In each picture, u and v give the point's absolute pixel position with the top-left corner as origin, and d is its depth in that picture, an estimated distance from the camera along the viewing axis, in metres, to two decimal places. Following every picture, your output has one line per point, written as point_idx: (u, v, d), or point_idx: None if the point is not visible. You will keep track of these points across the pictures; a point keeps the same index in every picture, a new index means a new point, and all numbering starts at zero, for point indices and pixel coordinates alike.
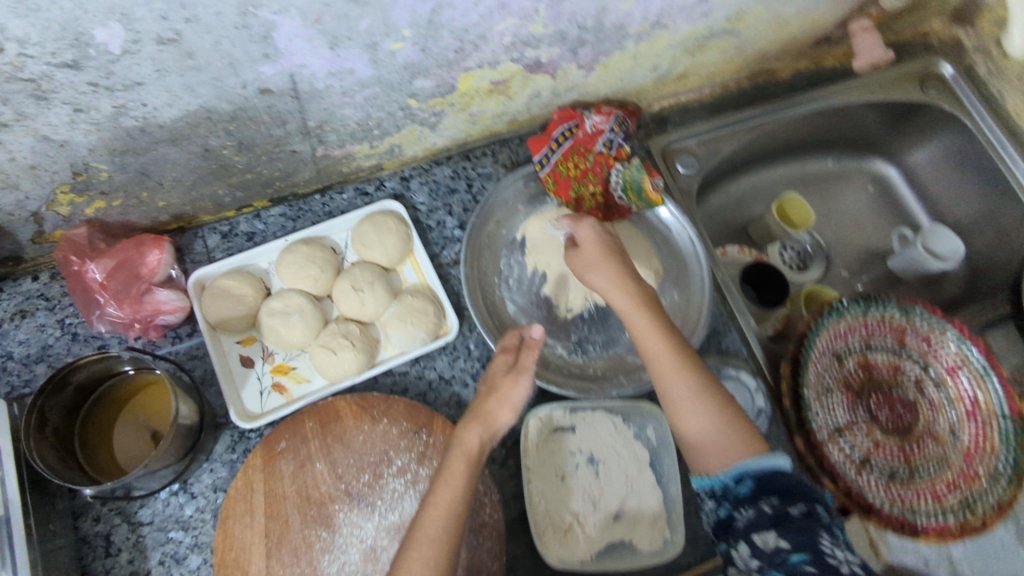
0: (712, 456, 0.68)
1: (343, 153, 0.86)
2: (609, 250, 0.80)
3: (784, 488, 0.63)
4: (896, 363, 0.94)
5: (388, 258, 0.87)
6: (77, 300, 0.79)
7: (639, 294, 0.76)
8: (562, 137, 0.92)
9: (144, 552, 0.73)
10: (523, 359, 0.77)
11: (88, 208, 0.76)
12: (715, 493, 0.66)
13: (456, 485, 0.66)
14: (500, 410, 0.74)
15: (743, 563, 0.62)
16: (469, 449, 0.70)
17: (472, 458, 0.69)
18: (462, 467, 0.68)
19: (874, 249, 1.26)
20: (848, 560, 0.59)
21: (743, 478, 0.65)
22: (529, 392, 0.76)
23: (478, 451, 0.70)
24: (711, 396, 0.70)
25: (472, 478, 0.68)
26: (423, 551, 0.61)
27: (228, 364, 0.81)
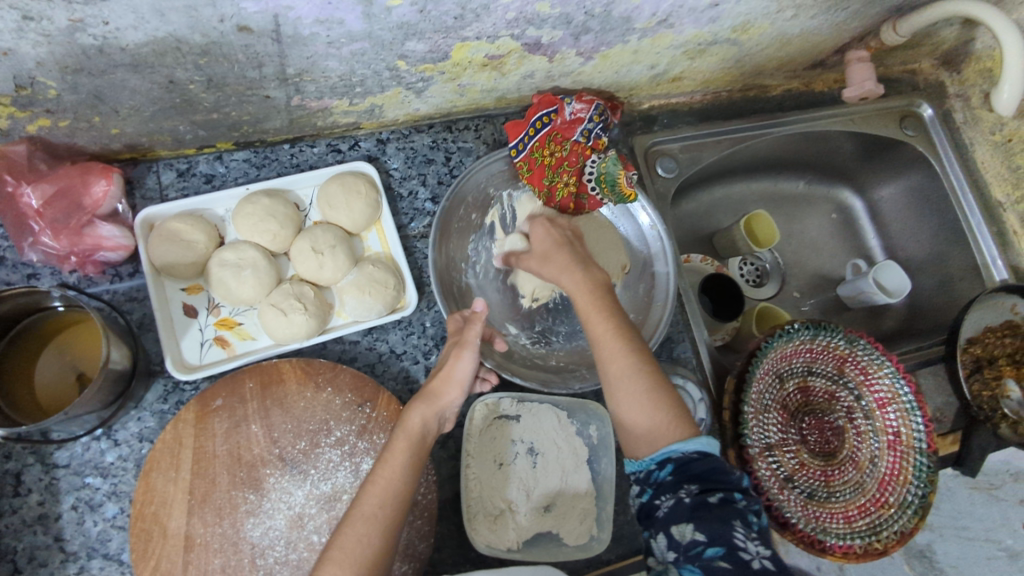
0: (641, 438, 0.66)
1: (320, 105, 0.81)
2: (558, 242, 0.79)
3: (703, 471, 0.61)
4: (832, 389, 0.95)
5: (353, 223, 0.83)
6: (8, 224, 0.73)
7: (584, 280, 0.74)
8: (539, 123, 0.87)
9: (57, 495, 0.69)
10: (465, 331, 0.75)
11: (30, 125, 0.69)
12: (641, 478, 0.65)
13: (398, 469, 0.64)
14: (448, 391, 0.71)
15: (661, 554, 0.61)
16: (414, 432, 0.68)
17: (415, 441, 0.67)
18: (405, 450, 0.66)
19: (827, 274, 1.30)
20: (759, 553, 0.57)
21: (665, 462, 0.63)
22: (475, 365, 0.73)
23: (423, 434, 0.68)
24: (646, 378, 0.67)
25: (416, 462, 0.66)
26: (356, 530, 0.60)
27: (169, 311, 0.76)
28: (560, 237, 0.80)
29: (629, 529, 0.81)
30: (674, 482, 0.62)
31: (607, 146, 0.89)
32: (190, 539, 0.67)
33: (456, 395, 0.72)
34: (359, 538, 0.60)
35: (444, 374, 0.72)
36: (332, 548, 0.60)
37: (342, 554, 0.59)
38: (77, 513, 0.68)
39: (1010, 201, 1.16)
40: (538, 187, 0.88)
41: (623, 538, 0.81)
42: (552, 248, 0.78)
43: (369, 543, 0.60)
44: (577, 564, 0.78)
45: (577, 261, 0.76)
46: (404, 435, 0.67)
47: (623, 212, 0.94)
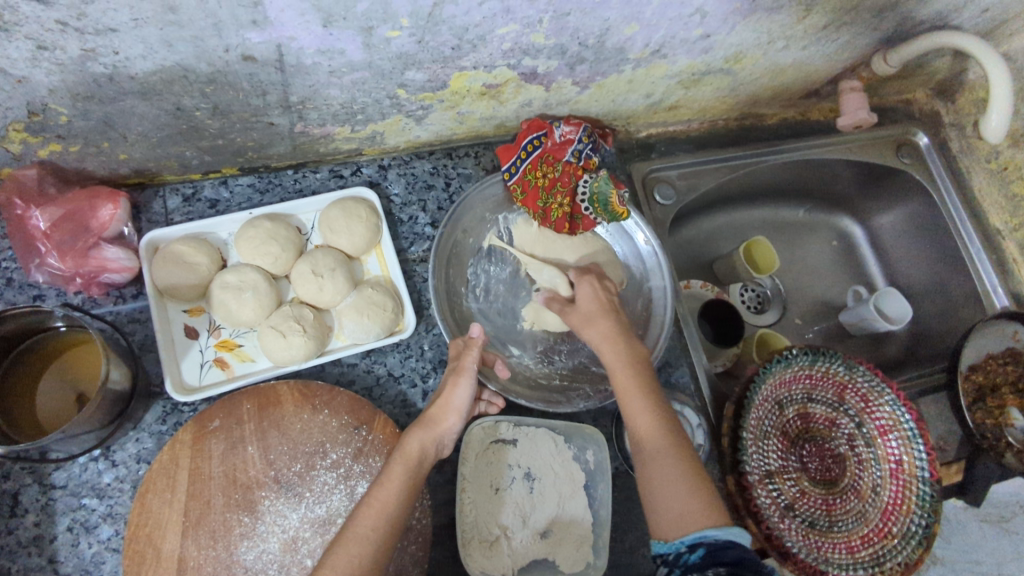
0: (673, 523, 0.63)
1: (322, 132, 0.84)
2: (604, 308, 0.80)
3: (736, 559, 0.58)
4: (833, 417, 0.94)
5: (354, 247, 0.84)
6: (16, 246, 0.74)
7: (629, 353, 0.75)
8: (530, 146, 0.90)
9: (52, 517, 0.68)
10: (463, 358, 0.75)
11: (41, 149, 0.71)
12: (669, 560, 0.61)
13: (392, 493, 0.64)
14: (445, 420, 0.71)
15: None
16: (412, 456, 0.67)
17: (412, 465, 0.67)
18: (401, 473, 0.66)
19: (829, 302, 1.30)
20: None
21: (696, 545, 0.60)
22: (471, 393, 0.73)
23: (421, 460, 0.68)
24: (685, 463, 0.66)
25: (412, 486, 0.66)
26: (348, 550, 0.59)
27: (171, 332, 0.77)
28: (604, 301, 0.81)
29: (628, 557, 0.80)
30: (701, 564, 0.58)
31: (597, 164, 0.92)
32: (183, 561, 0.66)
33: (454, 420, 0.72)
34: (351, 558, 0.59)
35: (443, 402, 0.72)
36: (322, 570, 0.59)
37: (331, 572, 0.58)
38: (72, 535, 0.68)
39: (1008, 228, 1.16)
40: (533, 209, 0.90)
41: (622, 566, 0.79)
42: (598, 318, 0.79)
43: (359, 565, 0.59)
44: None
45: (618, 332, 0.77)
46: (401, 458, 0.66)
47: (619, 229, 0.96)
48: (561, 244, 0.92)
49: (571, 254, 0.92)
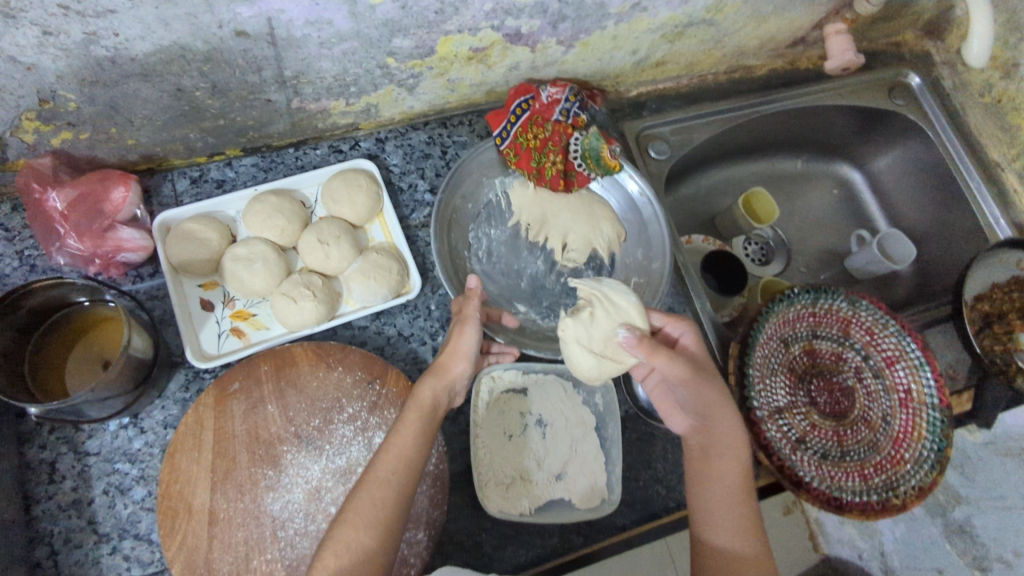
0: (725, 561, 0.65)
1: (319, 107, 0.87)
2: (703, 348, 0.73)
3: None
4: (840, 351, 0.96)
5: (356, 215, 0.87)
6: (36, 230, 0.78)
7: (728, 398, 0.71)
8: (519, 110, 0.91)
9: (89, 481, 0.72)
10: (464, 308, 0.77)
11: (54, 138, 0.75)
12: None
13: (411, 437, 0.67)
14: (450, 368, 0.73)
15: None
16: (430, 402, 0.70)
17: (427, 413, 0.70)
18: (417, 420, 0.68)
19: (833, 250, 1.30)
20: None
21: None
22: (477, 337, 0.75)
23: (435, 405, 0.71)
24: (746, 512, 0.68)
25: (428, 429, 0.68)
26: (372, 492, 0.62)
27: (188, 305, 0.81)
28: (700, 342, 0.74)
29: (642, 494, 0.82)
30: None
31: (585, 122, 0.94)
32: (214, 514, 0.69)
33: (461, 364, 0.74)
34: (374, 500, 0.62)
35: (449, 355, 0.74)
36: (347, 515, 0.61)
37: (357, 516, 0.61)
38: (108, 497, 0.72)
39: (1006, 160, 1.16)
40: (527, 169, 0.92)
41: (637, 503, 0.82)
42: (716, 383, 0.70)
43: (385, 505, 0.62)
44: (590, 529, 0.79)
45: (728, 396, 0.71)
46: (413, 406, 0.69)
47: (613, 183, 0.97)
48: (558, 203, 0.94)
49: (568, 210, 0.93)
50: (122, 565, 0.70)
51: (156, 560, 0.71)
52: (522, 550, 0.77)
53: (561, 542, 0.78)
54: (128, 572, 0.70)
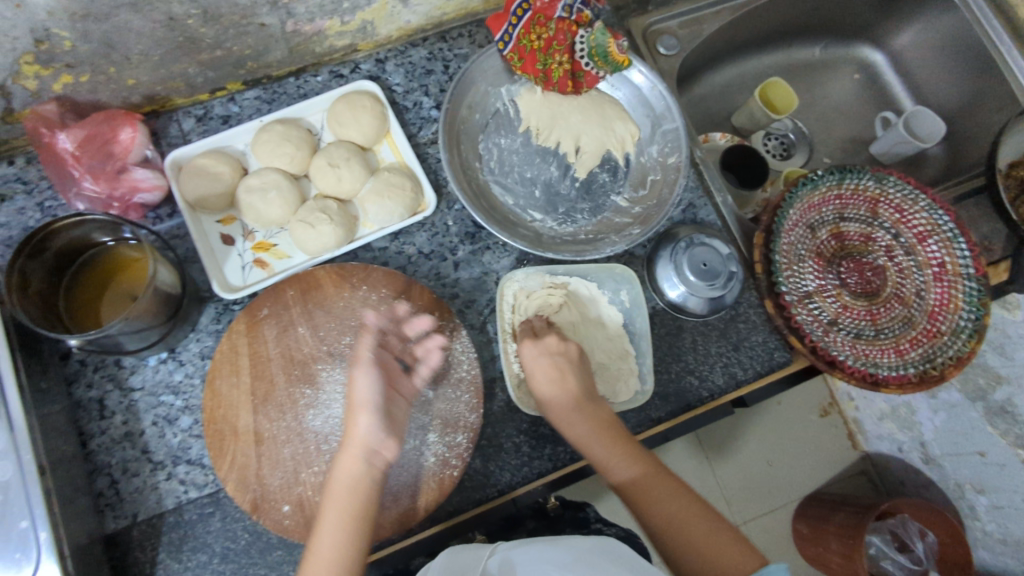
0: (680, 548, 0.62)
1: (314, 29, 0.85)
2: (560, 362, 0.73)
3: None
4: (868, 232, 0.93)
5: (365, 136, 0.86)
6: (51, 176, 0.78)
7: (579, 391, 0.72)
8: (520, 10, 0.86)
9: (137, 415, 0.73)
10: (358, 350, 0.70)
11: (55, 83, 0.75)
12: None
13: (334, 542, 0.60)
14: (351, 451, 0.64)
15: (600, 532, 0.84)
16: (350, 492, 0.63)
17: (347, 498, 0.62)
18: (335, 513, 0.62)
19: (857, 137, 1.26)
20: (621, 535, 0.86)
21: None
22: (375, 379, 0.67)
23: (363, 496, 0.63)
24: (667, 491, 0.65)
25: (359, 519, 0.62)
26: None
27: (209, 241, 0.81)
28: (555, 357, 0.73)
29: (676, 386, 0.82)
30: None
31: (592, 17, 0.87)
32: (259, 435, 0.70)
33: (368, 428, 0.64)
34: None
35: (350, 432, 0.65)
36: None
37: None
38: (157, 429, 0.72)
39: None
40: (534, 74, 0.89)
41: (670, 395, 0.82)
42: (555, 390, 0.71)
43: None
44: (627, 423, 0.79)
45: (568, 364, 0.73)
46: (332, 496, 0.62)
47: (620, 81, 0.94)
48: (567, 107, 0.92)
49: (579, 112, 0.91)
50: (179, 489, 0.70)
51: (210, 482, 0.71)
52: (559, 447, 0.77)
53: None
54: (187, 494, 0.70)
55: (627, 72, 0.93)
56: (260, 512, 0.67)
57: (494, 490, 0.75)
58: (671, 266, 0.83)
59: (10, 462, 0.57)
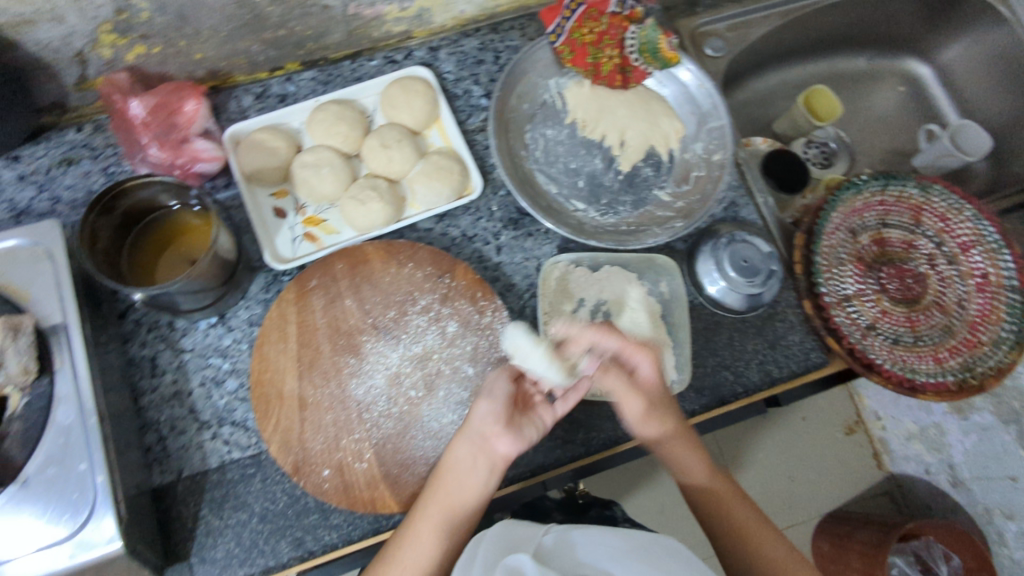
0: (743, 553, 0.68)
1: (373, 13, 0.88)
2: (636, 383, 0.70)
3: None
4: (911, 239, 0.93)
5: (416, 119, 0.88)
6: (121, 140, 0.83)
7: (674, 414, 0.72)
8: (574, 4, 0.89)
9: (187, 375, 0.75)
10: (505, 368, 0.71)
11: (129, 53, 0.79)
12: None
13: (436, 522, 0.64)
14: (466, 435, 0.67)
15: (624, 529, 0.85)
16: (458, 481, 0.65)
17: (439, 522, 0.64)
18: (429, 531, 0.64)
19: (900, 150, 1.25)
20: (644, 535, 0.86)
21: None
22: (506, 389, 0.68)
23: (462, 496, 0.65)
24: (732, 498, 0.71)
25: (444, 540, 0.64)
26: None
27: (262, 213, 0.84)
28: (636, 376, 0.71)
29: (710, 380, 0.83)
30: None
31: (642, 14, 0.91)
32: (303, 400, 0.71)
33: (485, 416, 0.67)
34: None
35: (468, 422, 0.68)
36: None
37: None
38: (205, 389, 0.75)
39: None
40: (583, 67, 0.91)
41: (705, 389, 0.82)
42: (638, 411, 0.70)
43: None
44: None
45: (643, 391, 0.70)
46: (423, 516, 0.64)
47: (667, 78, 0.95)
48: (614, 101, 0.93)
49: (626, 107, 0.93)
50: (223, 448, 0.72)
51: (253, 444, 0.73)
52: (592, 433, 0.78)
53: None
54: (230, 454, 0.72)
55: (675, 69, 0.94)
56: (301, 474, 0.69)
57: (527, 470, 0.77)
58: (712, 262, 0.84)
59: (73, 406, 0.60)
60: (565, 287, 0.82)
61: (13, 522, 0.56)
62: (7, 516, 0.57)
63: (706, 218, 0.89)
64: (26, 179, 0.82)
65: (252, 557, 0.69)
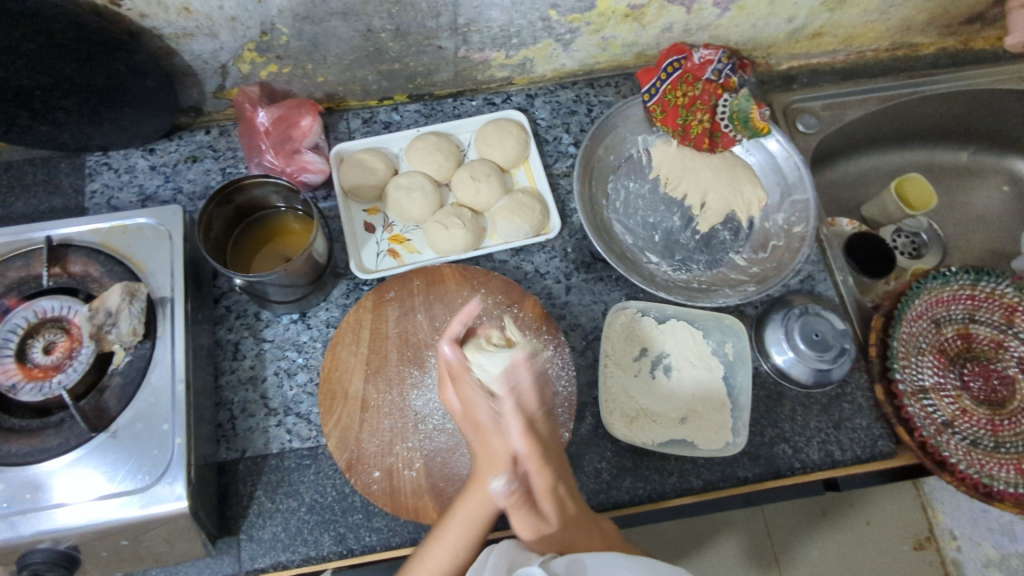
0: None
1: (481, 58, 0.94)
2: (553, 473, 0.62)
3: None
4: (1000, 339, 0.88)
5: (506, 157, 0.93)
6: (243, 144, 0.91)
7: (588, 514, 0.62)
8: (671, 68, 0.93)
9: (264, 362, 0.80)
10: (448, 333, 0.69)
11: (263, 71, 0.88)
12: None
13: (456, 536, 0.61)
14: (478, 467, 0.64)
15: None
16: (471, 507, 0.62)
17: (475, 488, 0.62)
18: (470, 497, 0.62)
19: (1000, 250, 1.19)
20: None
21: None
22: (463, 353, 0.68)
23: (485, 510, 0.61)
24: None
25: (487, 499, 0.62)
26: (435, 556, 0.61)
27: (353, 225, 0.90)
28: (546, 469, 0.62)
29: (767, 450, 0.80)
30: None
31: (737, 85, 0.94)
32: (366, 402, 0.75)
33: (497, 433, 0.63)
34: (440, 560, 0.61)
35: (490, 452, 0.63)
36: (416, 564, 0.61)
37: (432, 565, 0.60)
38: (278, 379, 0.79)
39: None
40: (672, 127, 0.94)
41: (760, 458, 0.80)
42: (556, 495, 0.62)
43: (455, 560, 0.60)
44: (712, 474, 0.78)
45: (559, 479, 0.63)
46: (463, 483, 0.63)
47: (755, 147, 0.96)
48: (699, 163, 0.95)
49: (710, 170, 0.94)
50: (285, 436, 0.76)
51: (312, 437, 0.77)
52: (638, 483, 0.77)
53: (680, 483, 0.78)
54: (290, 443, 0.76)
55: (763, 139, 0.96)
56: (353, 471, 0.71)
57: None
58: (782, 330, 0.83)
59: (166, 370, 0.67)
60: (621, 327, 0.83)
61: (99, 468, 0.63)
62: (94, 462, 0.63)
63: (779, 287, 0.88)
64: (156, 170, 0.91)
65: (295, 544, 0.72)
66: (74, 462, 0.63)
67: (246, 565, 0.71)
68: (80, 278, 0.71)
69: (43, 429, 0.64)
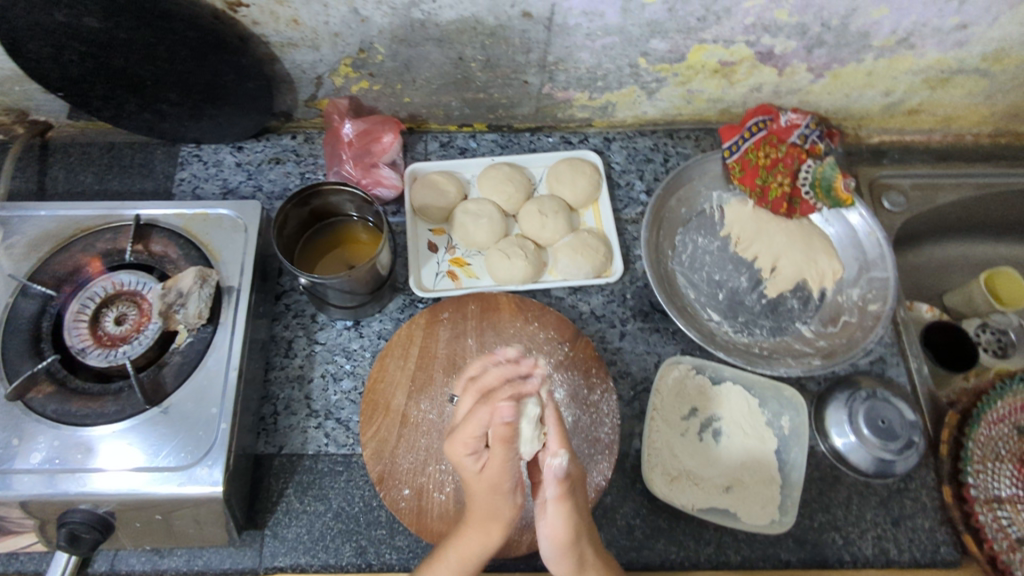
0: None
1: (565, 96, 0.96)
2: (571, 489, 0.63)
3: None
4: None
5: (576, 196, 0.93)
6: (326, 151, 0.95)
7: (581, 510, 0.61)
8: (755, 127, 0.92)
9: (313, 364, 0.81)
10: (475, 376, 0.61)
11: (354, 85, 0.91)
12: None
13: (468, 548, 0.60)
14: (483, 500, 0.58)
15: None
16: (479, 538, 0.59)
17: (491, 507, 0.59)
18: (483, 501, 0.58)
19: None
20: None
21: None
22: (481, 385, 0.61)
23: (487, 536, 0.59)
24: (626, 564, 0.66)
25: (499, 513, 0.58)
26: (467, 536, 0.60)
27: (418, 243, 0.91)
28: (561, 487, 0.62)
29: (815, 535, 0.75)
30: None
31: (823, 152, 0.92)
32: (406, 417, 0.74)
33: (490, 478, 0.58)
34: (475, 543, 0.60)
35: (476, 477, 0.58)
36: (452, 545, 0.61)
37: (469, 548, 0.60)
38: (324, 382, 0.80)
39: None
40: (750, 187, 0.92)
41: (807, 543, 0.75)
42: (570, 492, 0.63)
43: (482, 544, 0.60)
44: (752, 551, 0.73)
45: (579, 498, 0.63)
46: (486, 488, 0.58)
47: (834, 217, 0.94)
48: (774, 228, 0.92)
49: (784, 235, 0.92)
50: (323, 439, 0.77)
51: (349, 445, 0.77)
52: (672, 548, 0.74)
53: (716, 555, 0.73)
54: (326, 447, 0.76)
55: (845, 211, 0.93)
56: (384, 485, 0.70)
57: None
58: (845, 412, 0.78)
59: (223, 356, 0.69)
60: (675, 386, 0.80)
61: (147, 439, 0.65)
62: (145, 434, 0.65)
63: (844, 366, 0.83)
64: (241, 166, 0.95)
65: (316, 549, 0.71)
66: (127, 431, 0.65)
67: (266, 562, 0.70)
68: (158, 258, 0.75)
69: (102, 394, 0.67)
